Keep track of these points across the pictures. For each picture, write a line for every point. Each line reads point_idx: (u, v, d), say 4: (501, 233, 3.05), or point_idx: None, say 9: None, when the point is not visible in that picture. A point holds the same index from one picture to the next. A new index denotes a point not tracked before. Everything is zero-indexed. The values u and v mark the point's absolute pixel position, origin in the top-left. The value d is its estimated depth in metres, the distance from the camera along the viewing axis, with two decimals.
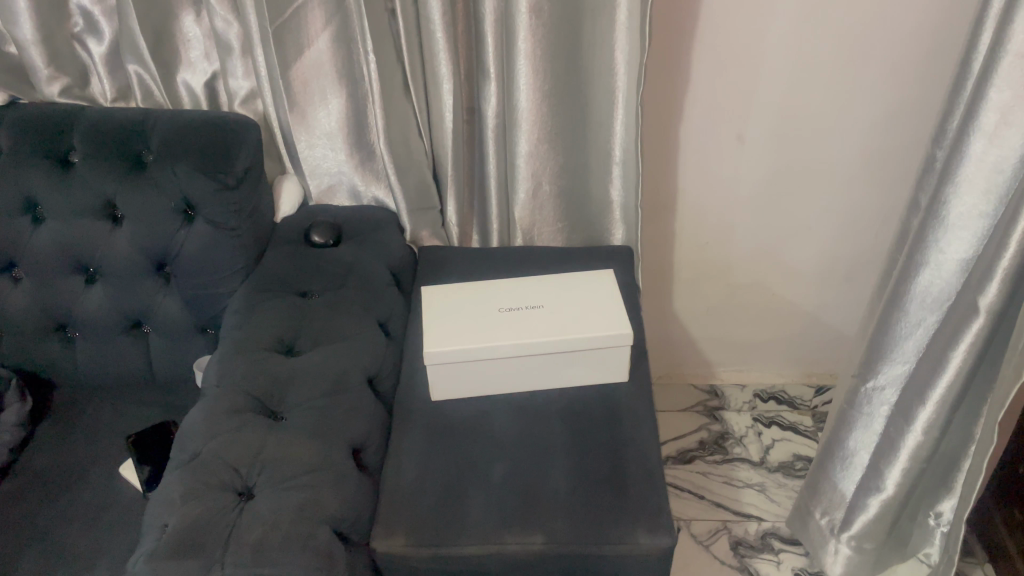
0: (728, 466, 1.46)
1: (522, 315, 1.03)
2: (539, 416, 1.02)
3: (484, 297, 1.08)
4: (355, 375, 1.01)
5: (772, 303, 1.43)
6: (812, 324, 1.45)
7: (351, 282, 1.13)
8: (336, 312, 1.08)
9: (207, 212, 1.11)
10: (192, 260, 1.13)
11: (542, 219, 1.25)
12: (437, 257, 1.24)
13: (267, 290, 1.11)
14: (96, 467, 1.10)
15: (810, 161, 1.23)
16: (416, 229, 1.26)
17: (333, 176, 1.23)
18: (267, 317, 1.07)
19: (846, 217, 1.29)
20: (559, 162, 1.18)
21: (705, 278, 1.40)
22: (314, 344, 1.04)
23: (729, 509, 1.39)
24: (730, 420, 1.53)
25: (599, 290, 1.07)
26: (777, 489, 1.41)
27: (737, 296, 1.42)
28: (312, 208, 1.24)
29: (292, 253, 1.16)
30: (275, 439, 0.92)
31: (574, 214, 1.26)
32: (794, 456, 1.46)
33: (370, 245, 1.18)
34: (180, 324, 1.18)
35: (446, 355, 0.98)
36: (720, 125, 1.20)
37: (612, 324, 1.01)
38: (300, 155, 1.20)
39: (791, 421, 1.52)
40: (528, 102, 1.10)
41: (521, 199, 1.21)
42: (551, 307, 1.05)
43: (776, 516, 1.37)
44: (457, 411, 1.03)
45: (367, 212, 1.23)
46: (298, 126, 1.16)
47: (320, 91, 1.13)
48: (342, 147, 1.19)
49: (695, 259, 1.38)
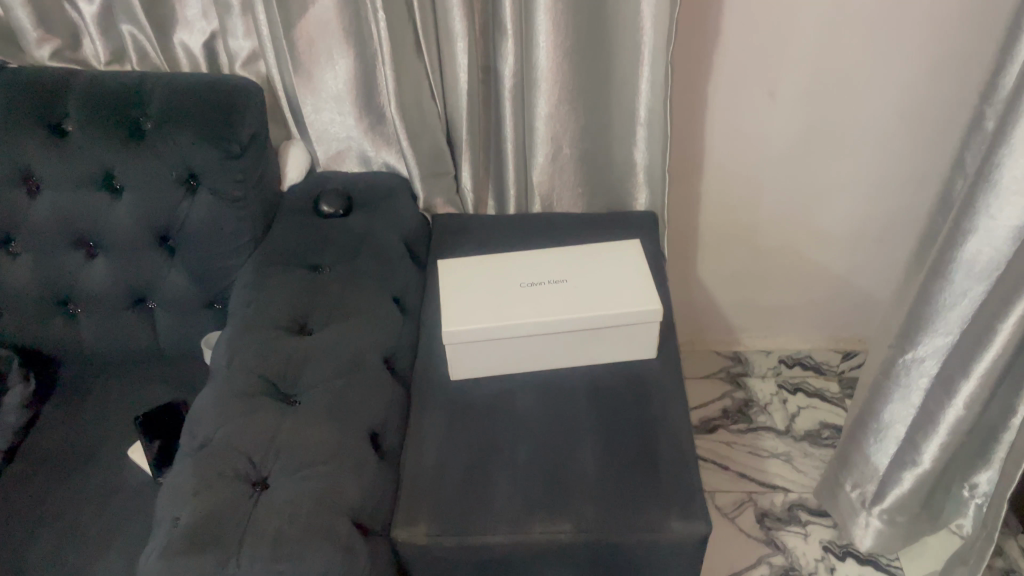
0: (753, 435, 1.42)
1: (547, 289, 0.98)
2: (564, 395, 0.97)
3: (503, 269, 1.02)
4: (370, 355, 0.96)
5: (801, 268, 1.36)
6: (843, 289, 1.39)
7: (363, 254, 1.07)
8: (348, 287, 1.03)
9: (210, 182, 1.05)
10: (198, 232, 1.08)
11: (562, 184, 1.18)
12: (452, 226, 1.18)
13: (275, 265, 1.06)
14: (103, 449, 1.05)
15: (845, 118, 1.16)
16: (429, 197, 1.19)
17: (342, 141, 1.16)
18: (276, 294, 1.02)
19: (882, 177, 1.23)
20: (580, 124, 1.12)
21: (729, 243, 1.34)
22: (327, 321, 0.99)
23: (755, 481, 1.35)
24: (754, 387, 1.49)
25: (626, 261, 1.01)
26: (804, 458, 1.38)
27: (765, 261, 1.36)
28: (320, 175, 1.17)
29: (301, 224, 1.11)
30: (290, 425, 0.87)
31: (596, 179, 1.20)
32: (821, 425, 1.42)
33: (382, 214, 1.13)
34: (186, 299, 1.12)
35: (468, 334, 0.93)
36: (752, 80, 1.13)
37: (641, 298, 0.95)
38: (306, 119, 1.13)
39: (817, 387, 1.48)
40: (548, 61, 1.04)
41: (540, 163, 1.15)
42: (575, 281, 0.98)
43: (803, 487, 1.34)
44: (477, 390, 0.98)
45: (378, 179, 1.17)
46: (303, 89, 1.09)
47: (326, 51, 1.06)
48: (351, 111, 1.12)
49: (720, 224, 1.31)
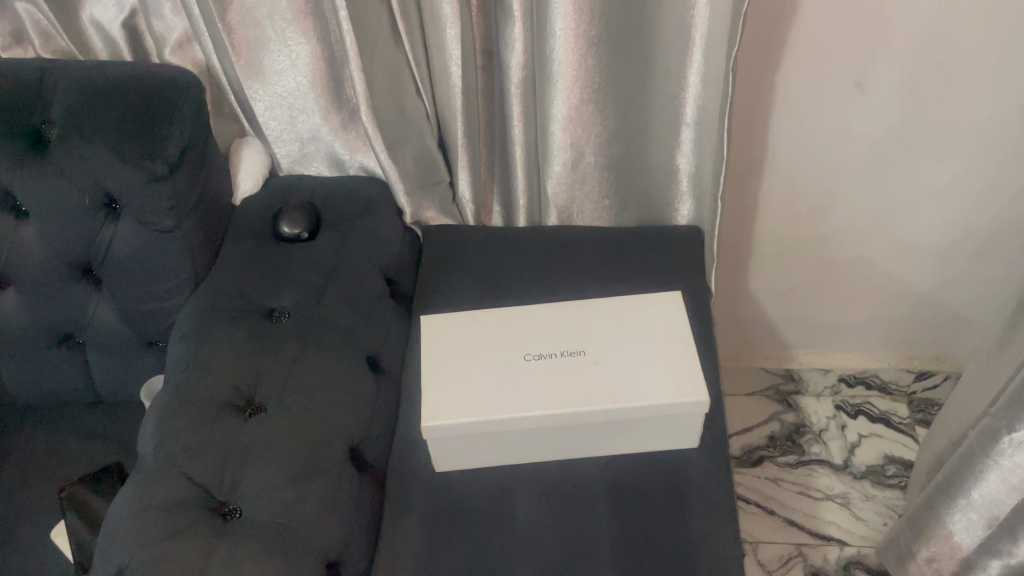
0: (805, 470, 1.21)
1: (559, 365, 0.75)
2: (577, 498, 0.77)
3: (502, 330, 0.79)
4: (333, 447, 0.76)
5: (877, 282, 1.12)
6: (925, 305, 1.15)
7: (330, 296, 0.85)
8: (309, 344, 0.81)
9: (134, 209, 0.82)
10: (126, 267, 0.86)
11: (584, 196, 0.95)
12: (447, 247, 0.96)
13: (220, 311, 0.84)
14: (20, 526, 0.87)
15: (952, 115, 0.90)
16: (418, 210, 0.96)
17: (304, 142, 0.93)
18: (218, 354, 0.80)
19: (992, 184, 0.96)
20: (608, 126, 0.87)
21: (790, 253, 1.10)
22: (281, 393, 0.78)
23: (806, 530, 1.16)
24: (808, 409, 1.27)
25: (663, 323, 0.78)
26: (864, 503, 1.17)
27: (833, 273, 1.12)
28: (282, 183, 0.95)
29: (253, 253, 0.88)
30: (222, 556, 0.67)
31: (627, 189, 0.95)
32: (886, 459, 1.21)
33: (357, 239, 0.90)
34: (119, 339, 0.92)
35: (454, 429, 0.72)
36: (834, 68, 0.86)
37: (680, 382, 0.73)
38: (257, 117, 0.90)
39: (881, 410, 1.26)
40: (566, 53, 0.79)
41: (557, 172, 0.91)
42: (596, 353, 0.76)
43: (863, 539, 1.14)
44: (469, 486, 0.78)
45: (353, 187, 0.94)
46: (251, 80, 0.86)
47: (276, 34, 0.82)
48: (316, 107, 0.88)
49: (781, 232, 1.07)
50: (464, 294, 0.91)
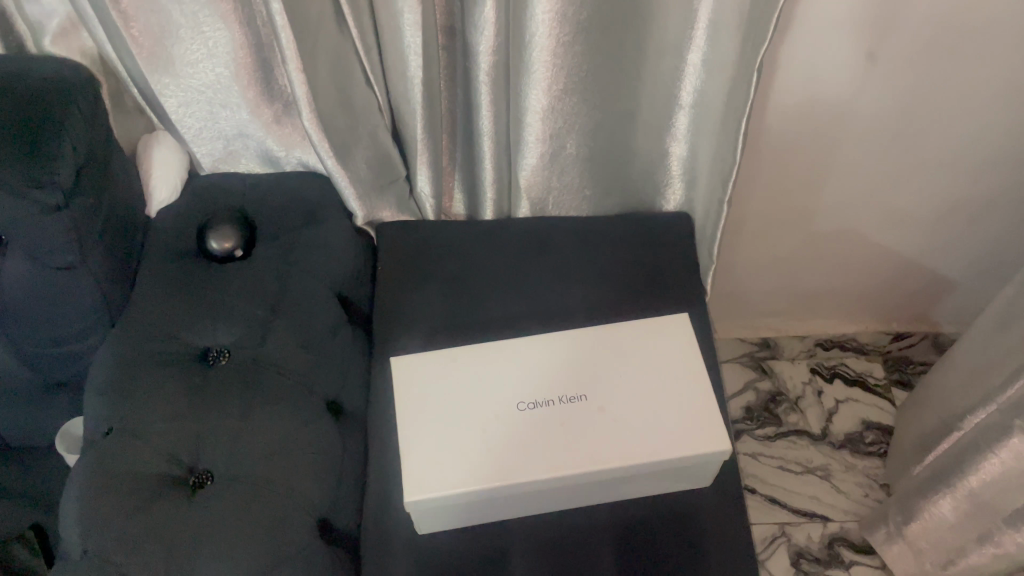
0: (782, 442, 1.17)
1: (556, 415, 0.65)
2: (582, 554, 0.68)
3: (487, 371, 0.68)
4: (298, 522, 0.65)
5: (863, 251, 1.05)
6: (910, 271, 1.08)
7: (276, 331, 0.72)
8: (258, 396, 0.69)
9: (24, 241, 0.67)
10: (21, 303, 0.71)
11: (562, 186, 0.83)
12: (406, 250, 0.83)
13: (143, 357, 0.70)
14: None
15: (965, 86, 0.80)
16: (372, 210, 0.84)
17: (230, 139, 0.78)
18: (148, 415, 0.67)
19: (1000, 155, 0.88)
20: (591, 115, 0.75)
21: (775, 225, 1.01)
22: (230, 460, 0.66)
23: (787, 508, 1.12)
24: (783, 375, 1.23)
25: (671, 356, 0.68)
26: (844, 474, 1.14)
27: (820, 244, 1.04)
28: (206, 185, 0.80)
29: (179, 279, 0.74)
30: None
31: (609, 178, 0.84)
32: (863, 425, 1.18)
33: (302, 254, 0.77)
34: (23, 384, 0.78)
35: (441, 502, 0.62)
36: (843, 39, 0.76)
37: (697, 430, 0.64)
38: (169, 115, 0.75)
39: (857, 372, 1.22)
40: (547, 38, 0.66)
41: (531, 164, 0.79)
42: (599, 398, 0.66)
43: (845, 514, 1.11)
44: (457, 549, 0.68)
45: (292, 189, 0.80)
46: (158, 73, 0.70)
47: (187, 19, 0.66)
48: (242, 101, 0.73)
49: (768, 205, 0.98)
50: (433, 310, 0.79)
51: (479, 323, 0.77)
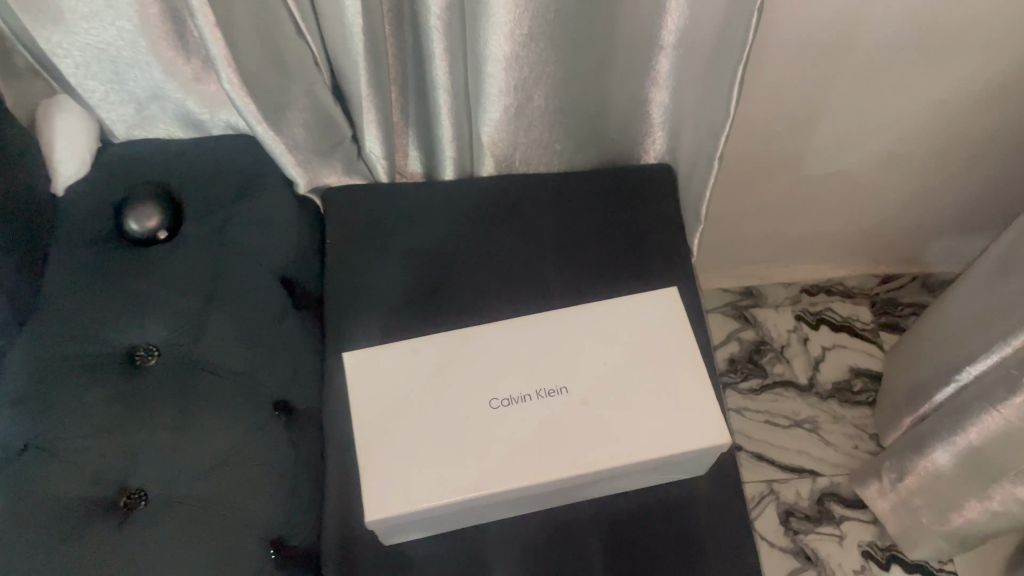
0: (768, 395, 1.12)
1: (533, 412, 0.58)
2: (568, 559, 0.62)
3: (453, 364, 0.60)
4: (246, 545, 0.57)
5: (854, 193, 0.97)
6: (903, 213, 1.01)
7: (213, 324, 0.64)
8: (196, 401, 0.61)
9: None
10: None
11: (531, 141, 0.74)
12: (358, 219, 0.73)
13: (60, 361, 0.59)
14: None
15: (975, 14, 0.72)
16: (316, 176, 0.74)
17: (143, 101, 0.69)
18: (69, 429, 0.57)
19: (1008, 88, 0.80)
20: (562, 63, 0.66)
21: (761, 171, 0.93)
22: (171, 478, 0.57)
23: (775, 464, 1.07)
24: (767, 323, 1.16)
25: (660, 338, 0.61)
26: (832, 425, 1.09)
27: (808, 188, 0.96)
28: (121, 155, 0.70)
29: (93, 268, 0.63)
30: None
31: (582, 130, 0.75)
32: (852, 373, 1.12)
33: (238, 232, 0.67)
34: None
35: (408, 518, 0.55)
36: None
37: (693, 422, 0.57)
38: (67, 76, 0.65)
39: (844, 317, 1.16)
40: None
41: (494, 120, 0.70)
42: (582, 391, 0.59)
43: (835, 467, 1.06)
44: (429, 562, 0.61)
45: (221, 156, 0.70)
46: (48, 28, 0.60)
47: None
48: (154, 60, 0.64)
49: (753, 150, 0.89)
50: (390, 289, 0.70)
51: (443, 302, 0.69)
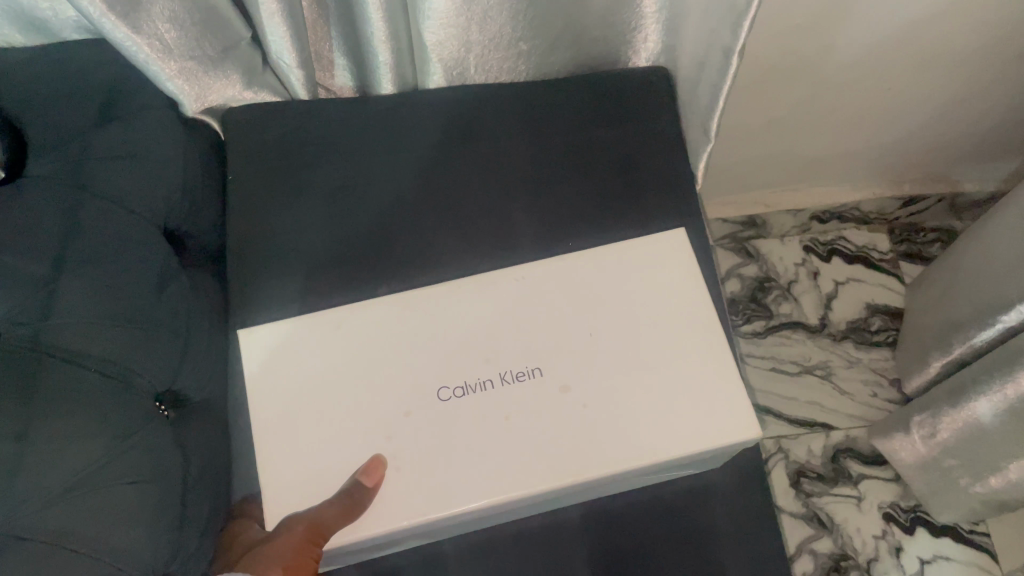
0: (774, 340, 0.99)
1: (498, 404, 0.44)
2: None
3: (392, 341, 0.46)
4: None
5: (878, 101, 0.81)
6: (934, 123, 0.86)
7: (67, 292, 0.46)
8: (47, 401, 0.43)
9: None
10: None
11: (487, 38, 0.58)
12: (269, 148, 0.57)
13: None
14: None
15: None
16: (208, 90, 0.58)
17: None
18: None
19: None
20: None
21: (770, 76, 0.77)
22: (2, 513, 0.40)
23: (784, 419, 0.94)
24: (772, 257, 1.03)
25: (661, 296, 0.47)
26: (847, 371, 0.96)
27: (825, 96, 0.80)
28: None
29: None
30: None
31: (554, 23, 0.59)
32: (868, 311, 0.99)
33: (103, 170, 0.50)
34: None
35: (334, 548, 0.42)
36: None
37: (710, 411, 0.44)
38: None
39: (858, 247, 1.03)
40: None
41: (437, 10, 0.53)
42: (560, 372, 0.45)
43: (850, 419, 0.94)
44: None
45: (79, 68, 0.55)
46: None
47: None
48: None
49: (762, 51, 0.73)
50: (311, 237, 0.54)
51: (381, 251, 0.54)
